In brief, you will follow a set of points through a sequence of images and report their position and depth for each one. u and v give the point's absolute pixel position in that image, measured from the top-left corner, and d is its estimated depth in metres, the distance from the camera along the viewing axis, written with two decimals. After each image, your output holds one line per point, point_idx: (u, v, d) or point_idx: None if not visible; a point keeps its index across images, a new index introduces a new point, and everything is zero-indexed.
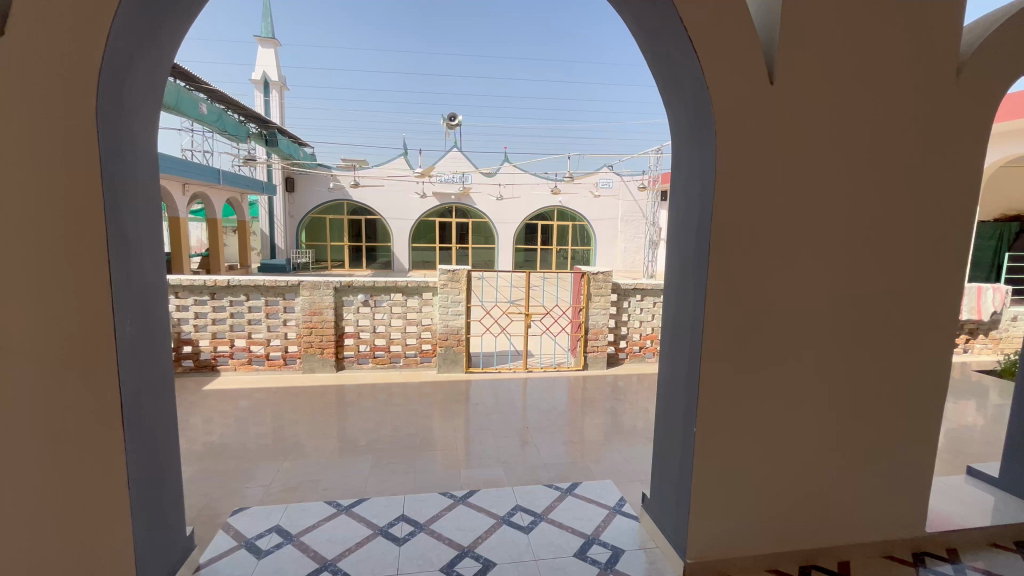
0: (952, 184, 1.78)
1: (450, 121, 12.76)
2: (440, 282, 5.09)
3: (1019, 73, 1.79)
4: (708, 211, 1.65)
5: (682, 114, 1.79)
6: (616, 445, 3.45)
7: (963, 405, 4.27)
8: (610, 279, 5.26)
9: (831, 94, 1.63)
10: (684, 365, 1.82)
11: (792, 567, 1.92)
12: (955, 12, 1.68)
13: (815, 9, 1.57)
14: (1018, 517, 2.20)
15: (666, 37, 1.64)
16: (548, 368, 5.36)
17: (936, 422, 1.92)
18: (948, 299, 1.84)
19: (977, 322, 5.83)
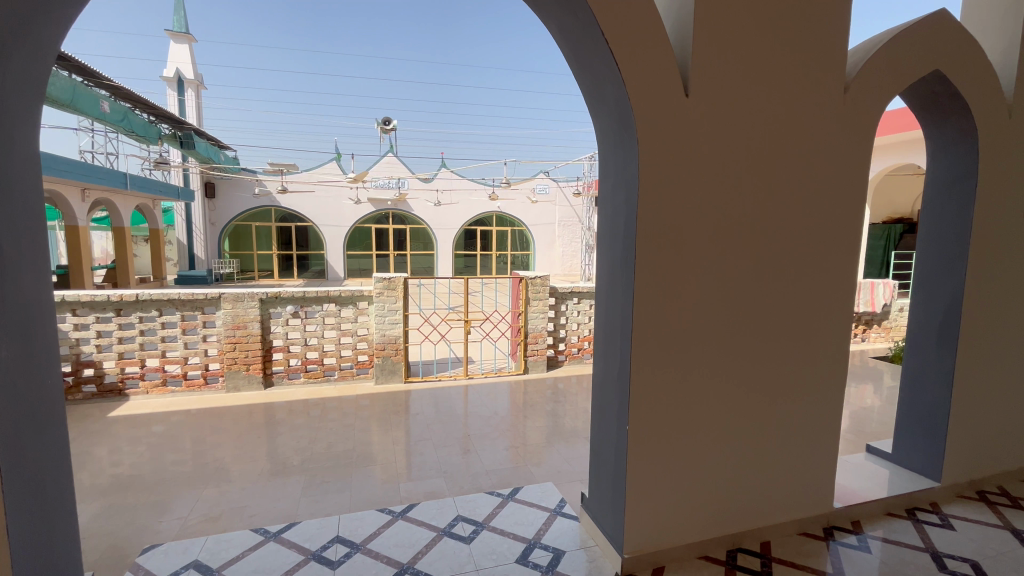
0: (844, 191, 1.97)
1: (385, 125, 12.47)
2: (375, 290, 4.93)
3: (893, 92, 2.03)
4: (632, 216, 1.72)
5: (606, 123, 1.86)
6: (557, 447, 3.50)
7: (862, 389, 4.74)
8: (547, 283, 5.35)
9: (738, 106, 1.76)
10: (616, 365, 1.88)
11: (720, 552, 2.02)
12: (838, 36, 1.87)
13: (721, 28, 1.69)
14: (908, 488, 2.47)
15: (588, 47, 1.70)
16: (489, 374, 5.35)
17: (838, 406, 2.11)
18: (843, 295, 2.04)
19: (872, 313, 6.51)
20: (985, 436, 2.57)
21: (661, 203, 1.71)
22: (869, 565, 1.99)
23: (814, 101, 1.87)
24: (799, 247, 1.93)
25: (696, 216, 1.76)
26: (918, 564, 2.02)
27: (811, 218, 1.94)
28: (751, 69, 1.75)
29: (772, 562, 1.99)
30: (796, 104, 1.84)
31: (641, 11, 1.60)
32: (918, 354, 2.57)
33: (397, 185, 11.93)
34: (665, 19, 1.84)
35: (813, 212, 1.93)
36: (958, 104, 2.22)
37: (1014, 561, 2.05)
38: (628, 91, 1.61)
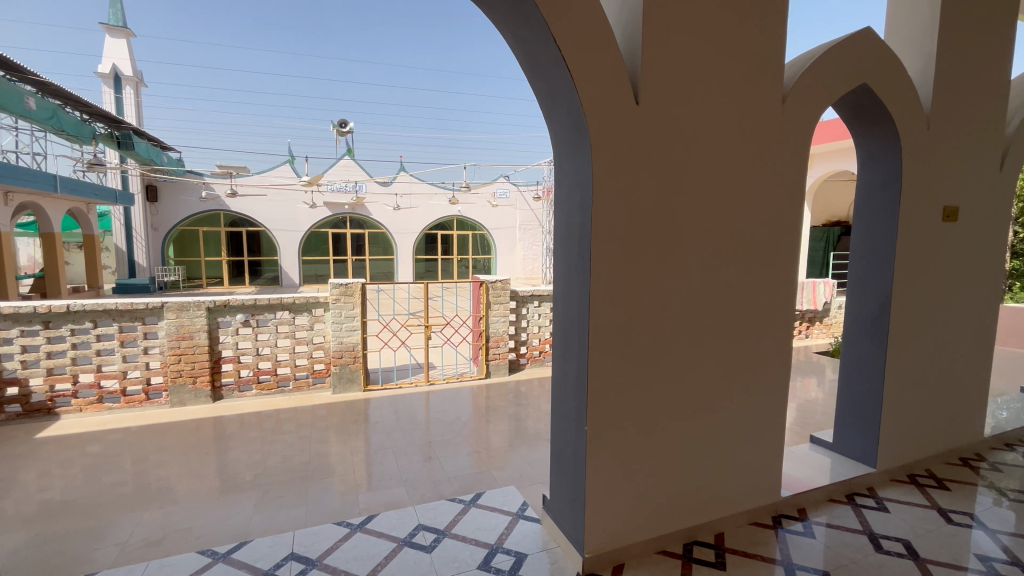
0: (783, 196, 2.08)
1: (341, 127, 12.18)
2: (331, 296, 4.79)
3: (825, 104, 2.16)
4: (587, 221, 1.75)
5: (561, 128, 1.88)
6: (520, 450, 3.51)
7: (807, 382, 5.01)
8: (507, 287, 5.37)
9: (685, 115, 1.83)
10: (574, 367, 1.90)
11: (677, 546, 2.08)
12: (776, 50, 1.98)
13: (668, 40, 1.76)
14: (847, 475, 2.63)
15: (541, 52, 1.71)
16: (451, 379, 5.30)
17: (783, 399, 2.23)
18: (784, 294, 2.15)
19: (815, 310, 6.90)
20: (913, 423, 2.77)
21: (614, 208, 1.75)
22: (814, 549, 2.11)
23: (756, 110, 1.97)
24: (745, 249, 2.03)
25: (648, 220, 1.82)
26: (857, 546, 2.14)
27: (755, 222, 2.04)
28: (696, 79, 1.83)
29: (726, 552, 2.07)
30: (739, 113, 1.93)
31: (592, 20, 1.64)
32: (853, 348, 2.74)
33: (355, 189, 11.77)
34: (615, 29, 1.89)
35: (757, 215, 2.04)
36: (883, 116, 2.39)
37: (941, 538, 2.21)
38: (581, 97, 1.64)
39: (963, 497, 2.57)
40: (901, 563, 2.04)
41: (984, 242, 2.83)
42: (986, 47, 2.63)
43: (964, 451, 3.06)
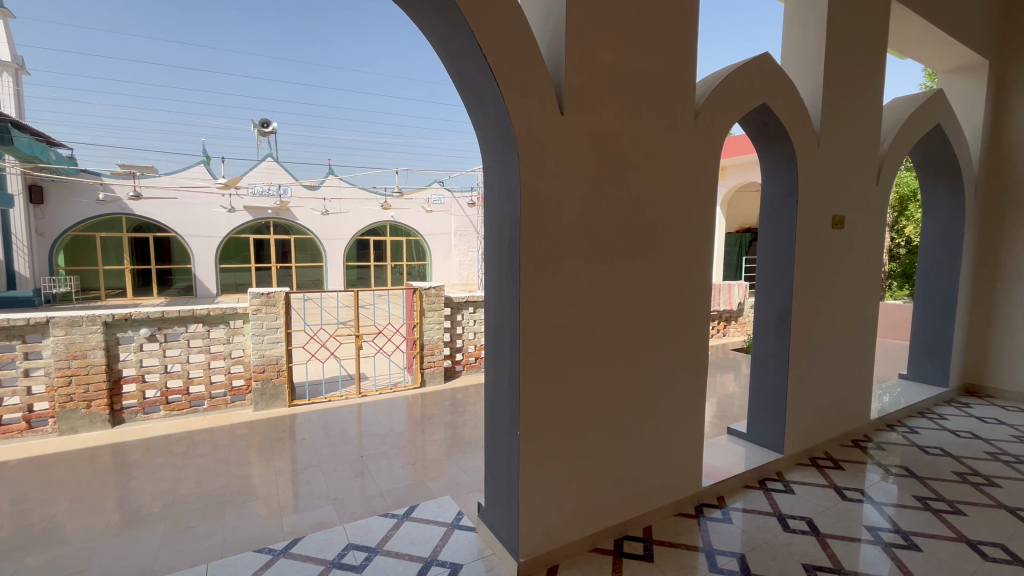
0: (698, 204, 2.24)
1: (263, 127, 11.48)
2: (250, 307, 4.47)
3: (732, 121, 2.35)
4: (516, 227, 1.77)
5: (489, 137, 1.89)
6: (457, 458, 3.47)
7: (725, 377, 5.40)
8: (442, 294, 5.31)
9: (607, 126, 1.91)
10: (506, 372, 1.91)
11: (608, 542, 2.15)
12: (688, 70, 2.13)
13: (589, 55, 1.83)
14: (760, 462, 2.85)
15: (467, 59, 1.71)
16: (384, 390, 5.13)
17: (700, 396, 2.38)
18: (699, 295, 2.31)
19: (731, 310, 7.45)
20: (813, 411, 3.06)
21: (541, 214, 1.78)
22: (731, 534, 2.25)
23: (671, 123, 2.10)
24: (664, 254, 2.15)
25: (575, 225, 1.87)
26: (768, 528, 2.32)
27: (672, 228, 2.16)
28: (616, 92, 1.92)
29: (653, 544, 2.16)
30: (656, 126, 2.05)
31: (516, 30, 1.67)
32: (762, 345, 2.99)
33: (280, 193, 11.00)
34: (539, 41, 1.93)
35: (674, 222, 2.17)
36: (781, 133, 2.63)
37: (837, 514, 2.45)
38: (507, 104, 1.66)
39: (854, 474, 2.88)
40: (805, 539, 2.23)
41: (866, 246, 3.20)
42: (863, 75, 2.98)
43: (854, 434, 3.42)
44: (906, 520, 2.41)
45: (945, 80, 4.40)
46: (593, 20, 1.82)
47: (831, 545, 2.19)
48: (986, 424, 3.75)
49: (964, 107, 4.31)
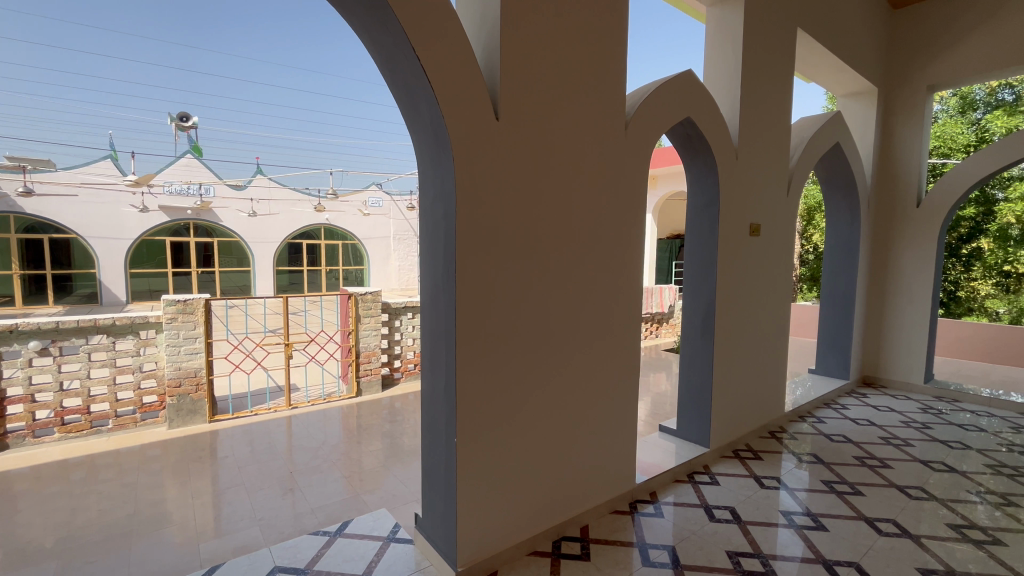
0: (627, 211, 2.33)
1: (181, 121, 10.62)
2: (164, 315, 4.10)
3: (658, 133, 2.47)
4: (451, 230, 1.75)
5: (423, 139, 1.85)
6: (394, 468, 3.37)
7: (657, 376, 5.65)
8: (379, 299, 5.15)
9: (542, 132, 1.94)
10: (442, 379, 1.87)
11: (547, 545, 2.17)
12: (618, 83, 2.22)
13: (522, 63, 1.85)
14: (688, 457, 3.00)
15: (399, 59, 1.67)
16: (317, 401, 4.89)
17: (631, 395, 2.48)
18: (629, 299, 2.41)
19: (662, 312, 7.83)
20: (735, 406, 3.27)
21: (476, 218, 1.78)
22: (662, 528, 2.35)
23: (604, 133, 2.18)
24: (597, 258, 2.22)
25: (510, 229, 1.88)
26: (696, 519, 2.44)
27: (605, 234, 2.24)
28: (551, 101, 1.96)
29: (590, 543, 2.20)
30: (589, 135, 2.12)
31: (450, 34, 1.65)
32: (689, 345, 3.15)
33: (201, 192, 10.13)
34: (474, 45, 1.92)
35: (606, 227, 2.24)
36: (704, 146, 2.80)
37: (756, 502, 2.63)
38: (442, 107, 1.64)
39: (771, 463, 3.10)
40: (729, 527, 2.37)
41: (779, 252, 3.48)
42: (775, 95, 3.25)
43: (771, 425, 3.70)
44: (815, 504, 2.63)
45: (843, 103, 4.89)
46: (528, 28, 1.85)
47: (751, 532, 2.34)
48: (880, 411, 4.19)
49: (859, 128, 4.81)
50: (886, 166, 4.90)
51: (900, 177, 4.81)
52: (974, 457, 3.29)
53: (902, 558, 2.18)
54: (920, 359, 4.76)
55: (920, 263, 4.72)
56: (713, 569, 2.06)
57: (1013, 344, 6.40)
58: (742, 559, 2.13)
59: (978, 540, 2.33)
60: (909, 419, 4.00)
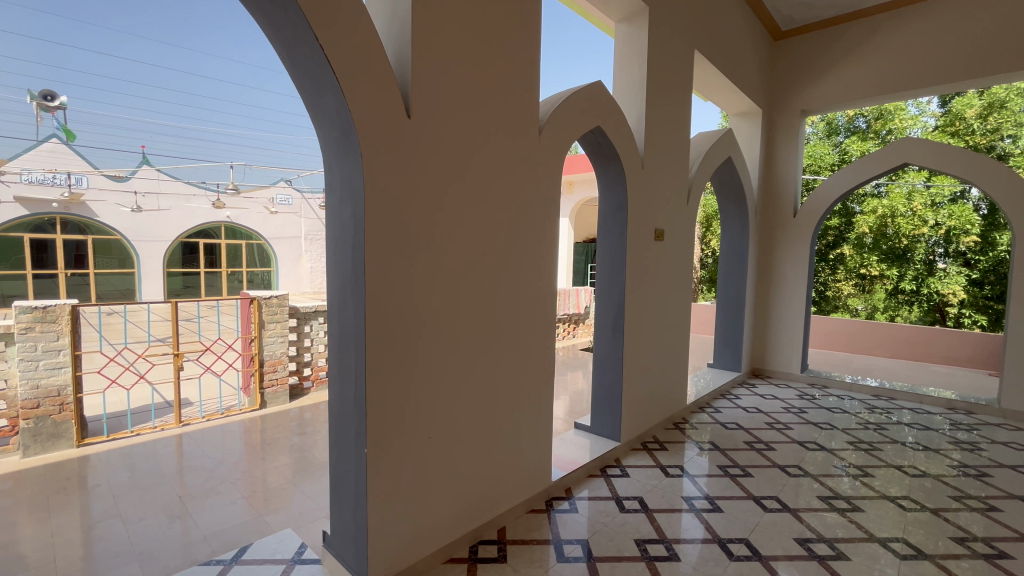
0: (541, 214, 2.39)
1: (45, 100, 9.16)
2: (17, 325, 3.52)
3: (570, 139, 2.55)
4: (359, 230, 1.67)
5: (327, 133, 1.74)
6: (304, 483, 3.17)
7: (574, 375, 5.86)
8: (286, 303, 4.82)
9: (455, 132, 1.92)
10: (351, 388, 1.77)
11: (464, 550, 2.14)
12: (531, 91, 2.26)
13: (433, 63, 1.81)
14: (601, 452, 3.12)
15: (300, 48, 1.55)
16: (213, 416, 4.44)
17: (544, 396, 2.54)
18: (543, 300, 2.47)
19: (579, 313, 8.13)
20: (642, 401, 3.47)
21: (386, 219, 1.71)
22: (577, 523, 2.42)
23: (517, 137, 2.21)
24: (511, 260, 2.25)
25: (423, 229, 1.84)
26: (608, 512, 2.54)
27: (519, 236, 2.28)
28: (464, 102, 1.95)
29: (506, 545, 2.21)
30: (503, 138, 2.13)
31: (356, 26, 1.57)
32: (601, 344, 3.28)
33: (70, 181, 8.05)
34: (384, 41, 1.84)
35: (520, 229, 2.28)
36: (613, 154, 2.94)
37: (662, 490, 2.80)
38: (350, 103, 1.56)
39: (675, 453, 3.33)
40: (637, 517, 2.49)
41: (680, 256, 3.75)
42: (675, 109, 3.50)
43: (675, 417, 3.97)
44: (712, 487, 2.85)
45: (735, 121, 5.38)
46: (440, 28, 1.82)
47: (657, 519, 2.48)
48: (766, 399, 4.67)
49: (747, 146, 5.34)
50: (770, 179, 5.48)
51: (780, 191, 5.42)
52: (839, 435, 3.77)
53: (782, 530, 2.43)
54: (797, 351, 5.38)
55: (797, 266, 5.34)
56: (622, 557, 2.16)
57: (869, 336, 7.47)
58: (648, 546, 2.25)
59: (841, 507, 2.67)
60: (789, 405, 4.50)
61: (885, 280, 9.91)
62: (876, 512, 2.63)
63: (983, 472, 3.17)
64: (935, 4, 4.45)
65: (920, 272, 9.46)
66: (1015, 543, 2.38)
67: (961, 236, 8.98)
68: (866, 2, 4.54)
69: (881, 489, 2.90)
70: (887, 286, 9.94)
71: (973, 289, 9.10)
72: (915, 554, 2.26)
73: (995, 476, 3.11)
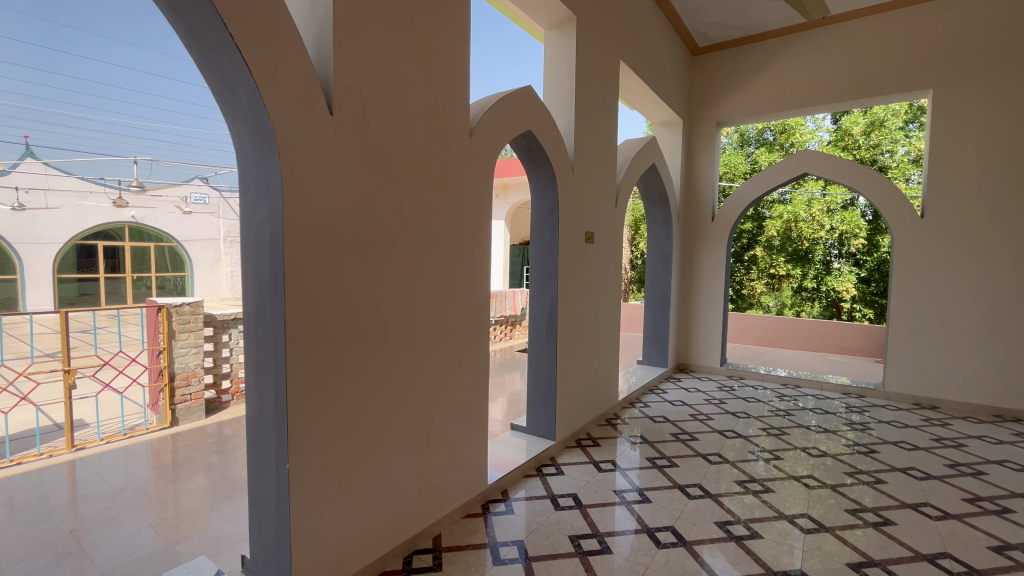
0: (471, 216, 2.38)
1: None
2: None
3: (501, 143, 2.57)
4: (277, 231, 1.57)
5: (237, 128, 1.62)
6: (222, 503, 2.95)
7: (510, 375, 5.91)
8: (200, 311, 4.46)
9: (380, 131, 1.87)
10: (270, 400, 1.66)
11: (398, 561, 2.09)
12: (460, 92, 2.25)
13: (357, 60, 1.75)
14: (536, 452, 3.16)
15: (207, 37, 1.43)
16: (114, 438, 3.98)
17: (477, 400, 2.53)
18: (474, 303, 2.46)
19: (515, 314, 8.20)
20: (575, 399, 3.56)
21: (306, 221, 1.63)
22: (513, 525, 2.42)
23: (447, 138, 2.19)
24: (441, 263, 2.23)
25: (348, 231, 1.77)
26: (543, 510, 2.58)
27: (451, 238, 2.27)
28: (390, 101, 1.90)
29: (442, 552, 2.18)
30: (431, 139, 2.11)
31: (270, 17, 1.47)
32: (536, 345, 3.32)
33: None
34: (304, 36, 1.76)
35: (451, 232, 2.26)
36: (545, 159, 2.99)
37: (595, 485, 2.88)
38: (265, 99, 1.47)
39: (608, 448, 3.44)
40: (572, 514, 2.55)
41: (609, 258, 3.90)
42: (603, 117, 3.64)
43: (607, 414, 4.10)
44: (642, 480, 2.98)
45: (659, 130, 5.67)
46: (363, 22, 1.76)
47: (591, 514, 2.55)
48: (690, 392, 4.96)
49: (670, 153, 5.65)
50: (691, 185, 5.84)
51: (700, 197, 5.80)
52: (754, 423, 4.09)
53: (704, 515, 2.59)
54: (716, 346, 5.77)
55: (716, 267, 5.72)
56: (557, 555, 2.19)
57: (777, 330, 8.19)
58: (582, 542, 2.30)
59: (755, 489, 2.89)
60: (711, 397, 4.81)
61: (790, 279, 10.87)
62: (785, 491, 2.87)
63: (872, 448, 3.56)
64: (827, 32, 4.98)
65: (818, 272, 10.51)
66: (898, 510, 2.69)
67: (851, 239, 10.07)
68: (771, 25, 4.96)
69: (789, 470, 3.17)
70: (793, 284, 10.89)
71: (861, 286, 10.21)
72: (817, 527, 2.49)
73: (881, 452, 3.52)
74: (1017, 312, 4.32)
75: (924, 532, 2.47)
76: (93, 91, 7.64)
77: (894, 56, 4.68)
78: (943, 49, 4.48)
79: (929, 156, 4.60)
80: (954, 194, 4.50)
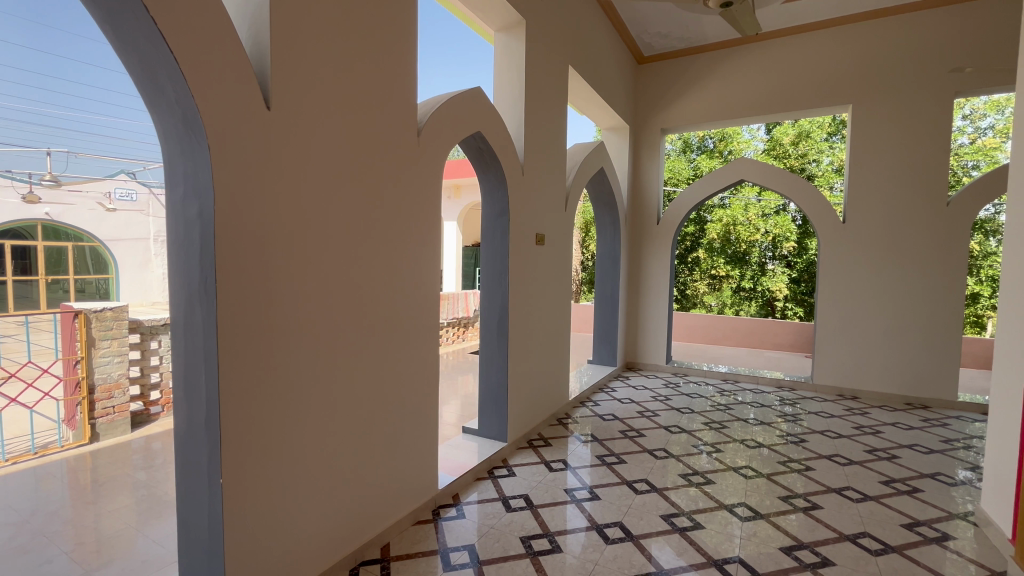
0: (418, 217, 2.34)
1: None
2: None
3: (449, 143, 2.54)
4: (207, 232, 1.48)
5: (161, 122, 1.51)
6: (149, 523, 2.73)
7: (462, 378, 5.87)
8: (125, 316, 4.14)
9: (321, 128, 1.80)
10: (199, 412, 1.56)
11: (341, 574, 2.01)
12: (407, 90, 2.20)
13: (294, 53, 1.67)
14: (487, 454, 3.14)
15: (125, 22, 1.31)
16: (21, 457, 3.60)
17: (425, 405, 2.49)
18: (422, 306, 2.42)
19: (467, 316, 8.16)
20: (527, 400, 3.57)
21: (239, 220, 1.54)
22: (464, 529, 2.40)
23: (393, 137, 2.14)
24: (387, 265, 2.17)
25: (285, 232, 1.69)
26: (494, 513, 2.57)
27: (397, 239, 2.22)
28: (332, 98, 1.83)
29: (390, 562, 2.12)
30: (375, 138, 2.05)
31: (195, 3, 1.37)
32: (487, 347, 3.31)
33: None
34: (238, 26, 1.66)
35: (396, 233, 2.21)
36: (495, 160, 3.00)
37: (546, 485, 2.91)
38: (192, 91, 1.38)
39: (559, 447, 3.49)
40: (524, 514, 2.56)
41: (559, 259, 3.95)
42: (552, 120, 3.69)
43: (558, 414, 4.14)
44: (592, 477, 3.04)
45: (608, 135, 5.82)
46: (303, 14, 1.69)
47: (542, 514, 2.57)
48: (638, 390, 5.12)
49: (618, 158, 5.81)
50: (637, 189, 6.04)
51: (645, 201, 6.01)
52: (697, 418, 4.27)
53: (651, 509, 2.67)
54: (661, 344, 5.98)
55: (661, 268, 5.93)
56: (508, 556, 2.19)
57: (717, 329, 8.62)
58: (533, 542, 2.31)
59: (698, 482, 3.01)
60: (657, 394, 4.97)
61: (729, 280, 11.47)
62: (725, 482, 3.02)
63: (802, 438, 3.81)
64: (761, 47, 5.31)
65: (755, 272, 11.16)
66: (824, 494, 2.89)
67: (783, 242, 10.79)
68: (710, 38, 5.22)
69: (729, 462, 3.32)
70: (732, 284, 11.48)
71: (792, 286, 10.95)
72: (753, 515, 2.63)
73: (810, 441, 3.77)
74: (924, 309, 4.76)
75: (847, 515, 2.66)
76: (50, 98, 7.28)
77: (819, 73, 5.06)
78: (860, 68, 4.88)
79: (849, 167, 5.00)
80: (870, 202, 4.91)
